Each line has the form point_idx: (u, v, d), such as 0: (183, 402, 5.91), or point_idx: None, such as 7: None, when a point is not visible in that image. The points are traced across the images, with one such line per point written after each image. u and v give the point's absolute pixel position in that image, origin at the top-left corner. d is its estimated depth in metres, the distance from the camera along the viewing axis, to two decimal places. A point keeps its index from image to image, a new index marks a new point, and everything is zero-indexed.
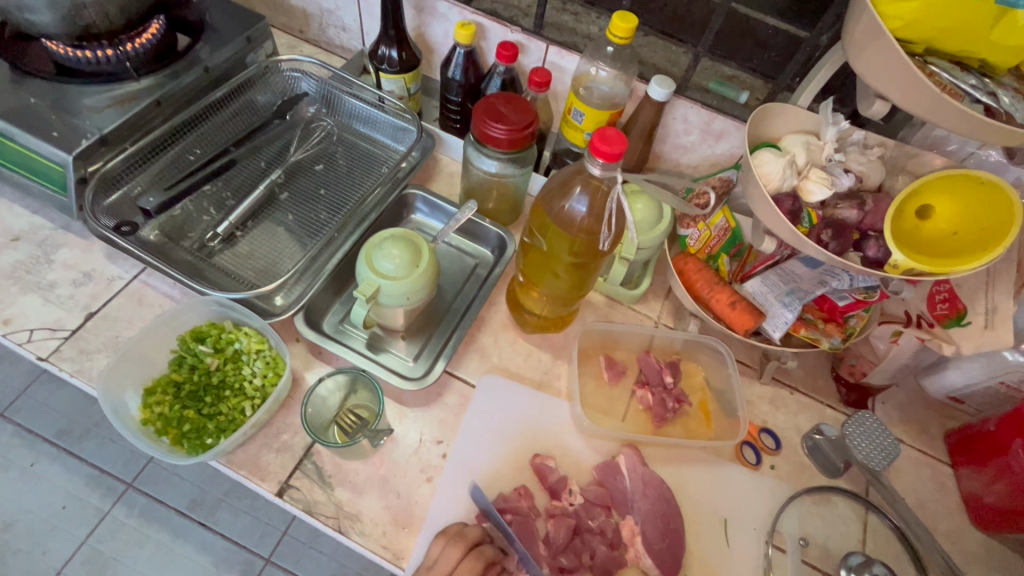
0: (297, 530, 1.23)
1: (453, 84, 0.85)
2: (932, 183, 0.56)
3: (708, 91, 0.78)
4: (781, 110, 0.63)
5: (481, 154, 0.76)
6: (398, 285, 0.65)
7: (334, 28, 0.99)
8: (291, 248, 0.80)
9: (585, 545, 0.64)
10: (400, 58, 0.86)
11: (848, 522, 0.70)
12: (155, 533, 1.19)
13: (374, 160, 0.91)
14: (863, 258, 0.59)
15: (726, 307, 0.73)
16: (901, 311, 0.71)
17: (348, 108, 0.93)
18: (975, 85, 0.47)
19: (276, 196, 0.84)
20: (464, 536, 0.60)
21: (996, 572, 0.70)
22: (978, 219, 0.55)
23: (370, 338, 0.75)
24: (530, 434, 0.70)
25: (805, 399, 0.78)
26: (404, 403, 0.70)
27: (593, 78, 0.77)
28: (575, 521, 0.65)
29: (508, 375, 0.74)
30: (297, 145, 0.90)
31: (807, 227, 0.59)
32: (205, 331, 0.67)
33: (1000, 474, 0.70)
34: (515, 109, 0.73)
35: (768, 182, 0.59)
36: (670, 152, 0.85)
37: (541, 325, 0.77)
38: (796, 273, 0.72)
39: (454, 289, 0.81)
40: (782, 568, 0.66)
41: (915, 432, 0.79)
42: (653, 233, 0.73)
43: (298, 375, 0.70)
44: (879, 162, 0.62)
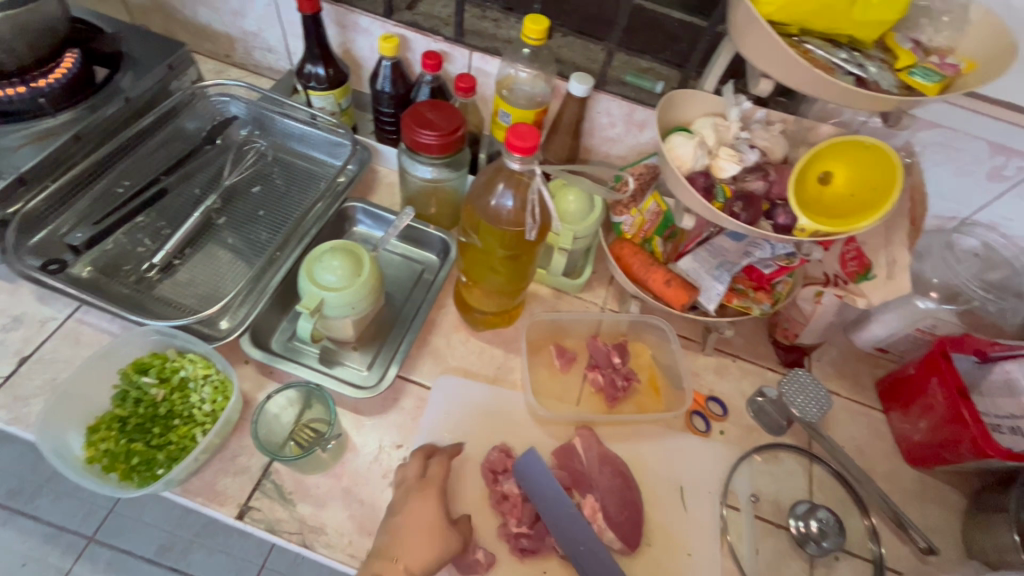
0: (276, 561, 1.21)
1: (383, 97, 0.87)
2: (829, 152, 0.62)
3: (625, 84, 0.83)
4: (690, 95, 0.68)
5: (415, 162, 0.78)
6: (341, 296, 0.66)
7: (260, 51, 0.99)
8: (234, 272, 0.80)
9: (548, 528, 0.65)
10: (328, 75, 0.86)
11: (794, 475, 0.75)
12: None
13: (313, 177, 0.92)
14: (774, 225, 0.63)
15: (662, 285, 0.77)
16: (820, 273, 0.75)
17: (281, 128, 0.93)
18: (846, 59, 0.52)
19: (213, 221, 0.84)
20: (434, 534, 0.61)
21: (932, 503, 0.76)
22: (870, 181, 0.60)
23: (322, 352, 0.75)
24: (488, 428, 0.72)
25: (747, 364, 0.83)
26: (361, 412, 0.71)
27: (515, 80, 0.79)
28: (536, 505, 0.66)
29: (463, 374, 0.76)
30: (230, 168, 0.89)
31: (721, 202, 0.62)
32: (147, 362, 0.66)
33: (924, 413, 0.76)
34: (443, 115, 0.74)
35: (682, 164, 0.63)
36: (599, 145, 0.89)
37: (490, 320, 0.79)
38: (724, 247, 0.77)
39: (402, 295, 0.82)
40: (737, 526, 0.70)
41: (849, 384, 0.85)
42: (586, 223, 0.76)
43: (250, 397, 0.69)
44: (782, 136, 0.67)
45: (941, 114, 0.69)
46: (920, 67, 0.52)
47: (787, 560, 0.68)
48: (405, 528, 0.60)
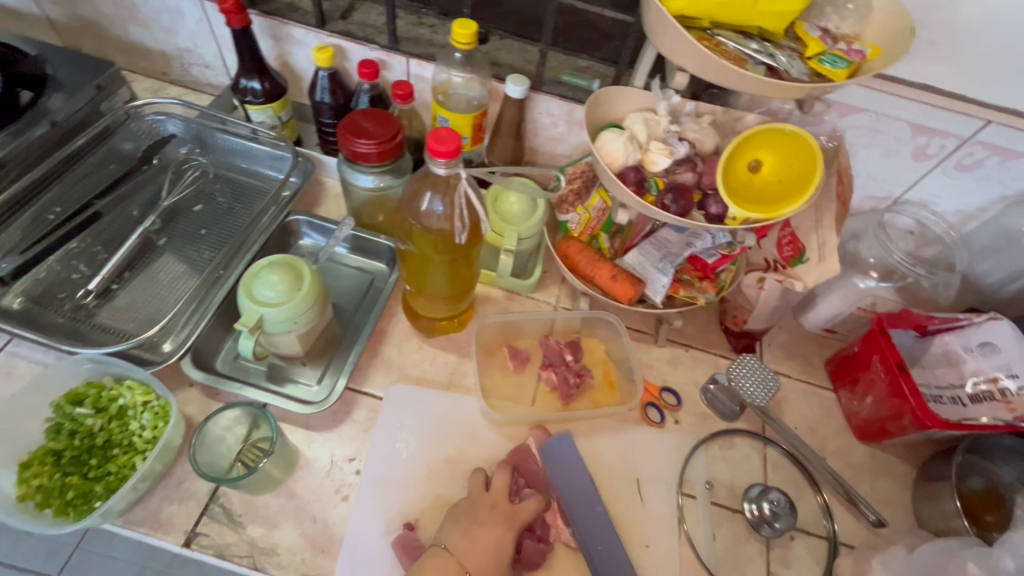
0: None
1: (324, 107, 0.86)
2: (755, 139, 0.63)
3: (563, 83, 0.83)
4: (619, 91, 0.68)
5: (355, 171, 0.77)
6: (281, 311, 0.65)
7: (197, 67, 0.98)
8: (175, 294, 0.78)
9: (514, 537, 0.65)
10: (265, 88, 0.85)
11: (749, 458, 0.76)
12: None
13: (256, 193, 0.90)
14: (706, 215, 0.64)
15: (608, 280, 0.78)
16: (761, 259, 0.77)
17: (222, 144, 0.91)
18: (757, 49, 0.54)
19: (153, 243, 0.82)
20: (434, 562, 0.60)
21: (882, 477, 0.78)
22: (795, 166, 0.62)
23: (269, 369, 0.74)
24: (443, 434, 0.72)
25: (699, 352, 0.84)
26: (311, 428, 0.70)
27: (452, 86, 0.80)
28: None
29: (416, 382, 0.75)
30: (169, 188, 0.87)
31: (654, 194, 0.64)
32: (82, 393, 0.64)
33: (869, 389, 0.78)
34: (378, 123, 0.74)
35: (613, 159, 0.64)
36: (544, 145, 0.90)
37: (442, 326, 0.78)
38: (667, 240, 0.78)
39: (352, 307, 0.82)
40: (694, 514, 0.71)
41: (800, 365, 0.87)
42: (529, 223, 0.77)
43: (194, 421, 0.68)
44: (711, 127, 0.68)
45: (863, 98, 0.71)
46: (829, 54, 0.54)
47: (744, 543, 0.70)
48: (476, 538, 0.60)
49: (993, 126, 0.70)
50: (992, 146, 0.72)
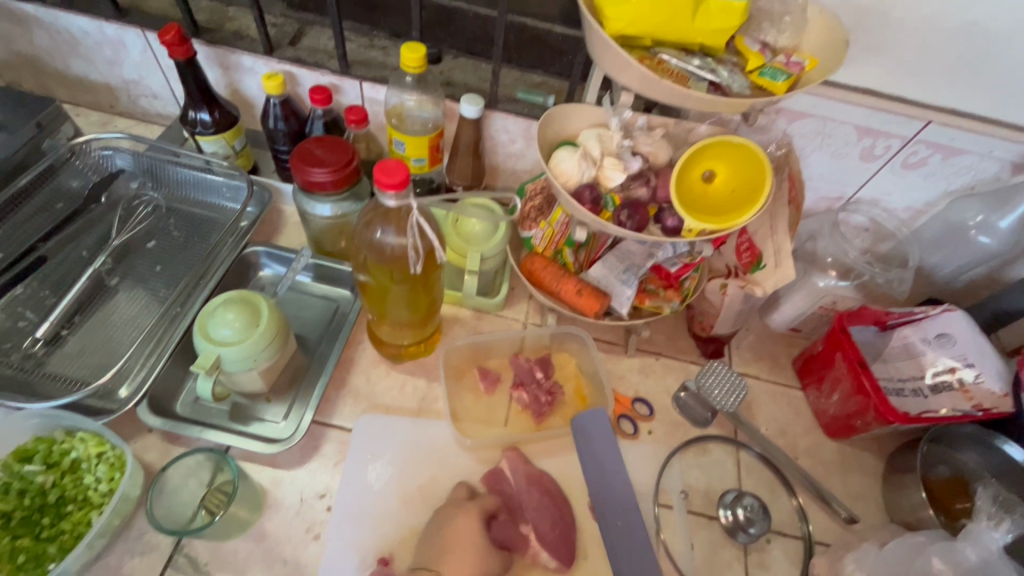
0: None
1: (278, 135, 0.85)
2: (708, 150, 0.64)
3: (518, 101, 0.83)
4: (572, 109, 0.68)
5: (312, 201, 0.76)
6: (239, 350, 0.64)
7: (145, 98, 0.95)
8: (129, 336, 0.75)
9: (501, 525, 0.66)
10: (214, 119, 0.83)
11: (723, 464, 0.77)
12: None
13: (213, 225, 0.88)
14: (663, 228, 0.65)
15: (574, 296, 0.78)
16: (723, 265, 0.78)
17: (174, 177, 0.88)
18: (700, 65, 0.55)
19: (104, 284, 0.79)
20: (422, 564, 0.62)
21: (853, 472, 0.79)
22: (746, 176, 0.63)
23: (232, 409, 0.72)
24: (415, 463, 0.70)
25: (669, 360, 0.85)
26: (278, 466, 0.68)
27: (406, 108, 0.79)
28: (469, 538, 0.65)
29: (385, 410, 0.74)
30: (119, 227, 0.85)
31: (610, 210, 0.65)
32: (32, 449, 0.61)
33: (834, 387, 0.79)
34: (332, 151, 0.73)
35: (568, 178, 0.64)
36: (504, 162, 0.90)
37: (409, 352, 0.77)
38: (630, 251, 0.78)
39: (316, 337, 0.80)
40: (671, 523, 0.71)
41: (768, 366, 0.88)
42: (491, 242, 0.76)
43: (154, 468, 0.66)
44: (664, 140, 0.69)
45: (810, 104, 0.73)
46: (769, 67, 0.55)
47: (721, 551, 0.70)
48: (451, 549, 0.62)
49: (933, 126, 0.72)
50: (934, 144, 0.74)
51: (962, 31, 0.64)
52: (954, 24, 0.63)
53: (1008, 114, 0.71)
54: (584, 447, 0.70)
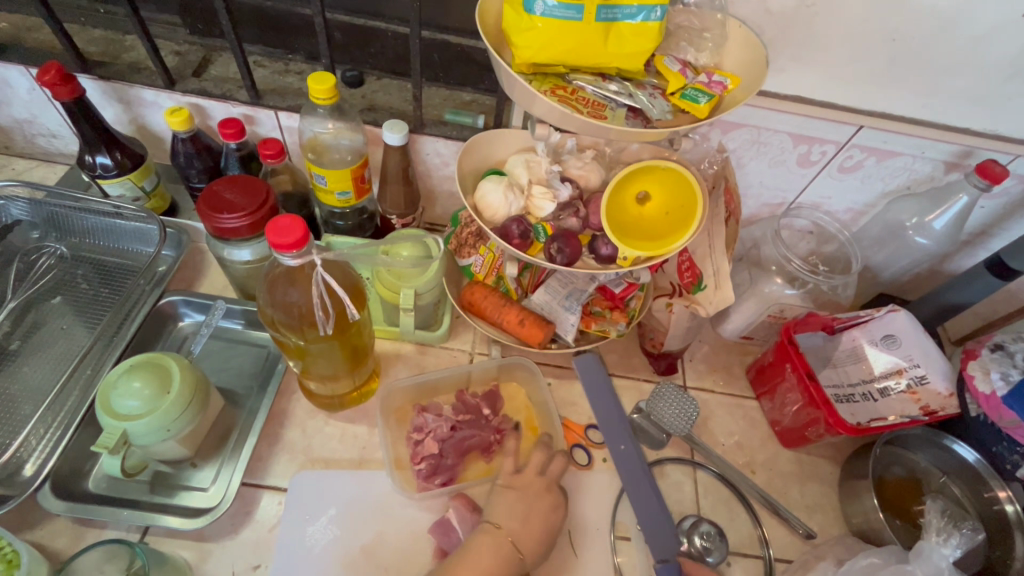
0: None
1: (191, 173, 0.79)
2: (640, 172, 0.61)
3: (446, 123, 0.78)
4: (496, 135, 0.65)
5: (229, 247, 0.70)
6: (148, 422, 0.58)
7: (43, 137, 0.87)
8: (33, 407, 0.69)
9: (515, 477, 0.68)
10: (116, 160, 0.76)
11: (680, 486, 0.75)
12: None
13: (127, 274, 0.81)
14: (598, 257, 0.62)
15: (517, 326, 0.74)
16: (667, 282, 0.75)
17: (78, 224, 0.81)
18: (617, 91, 0.51)
19: (4, 350, 0.73)
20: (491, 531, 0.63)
21: (810, 482, 0.78)
22: (679, 198, 0.60)
23: (152, 479, 0.66)
24: (357, 520, 0.66)
25: (622, 380, 0.83)
26: (205, 539, 0.63)
27: (325, 138, 0.74)
28: None
29: (324, 464, 0.70)
30: (18, 284, 0.77)
31: (543, 241, 0.61)
32: None
33: (786, 398, 0.78)
34: (243, 192, 0.68)
35: (495, 211, 0.61)
36: (440, 185, 0.85)
37: (348, 400, 0.73)
38: (571, 274, 0.75)
39: (246, 389, 0.75)
40: (630, 557, 0.69)
41: (722, 377, 0.87)
42: (424, 277, 0.71)
43: (64, 555, 0.60)
44: (595, 161, 0.66)
45: (742, 114, 0.71)
46: (689, 88, 0.52)
47: None
48: (506, 501, 0.65)
49: (866, 130, 0.71)
50: (868, 148, 0.74)
51: (886, 36, 0.62)
52: (876, 30, 0.62)
53: (938, 116, 0.70)
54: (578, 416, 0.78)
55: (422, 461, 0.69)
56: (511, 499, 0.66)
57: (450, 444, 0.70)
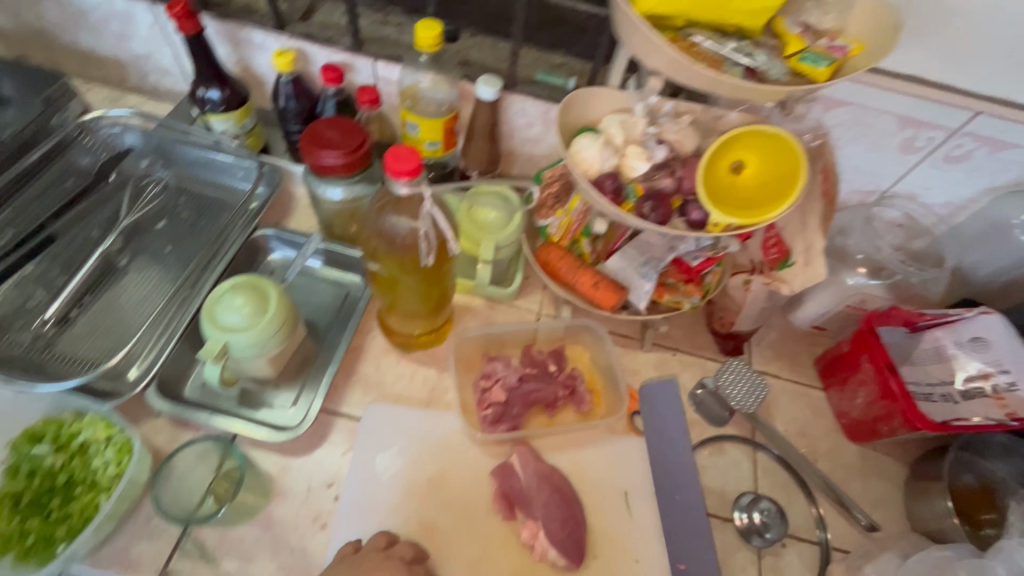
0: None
1: (289, 114, 0.82)
2: (737, 141, 0.60)
3: (537, 83, 0.79)
4: (595, 93, 0.65)
5: (323, 184, 0.74)
6: (248, 337, 0.62)
7: (155, 73, 0.93)
8: (139, 317, 0.74)
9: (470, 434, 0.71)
10: (224, 96, 0.81)
11: (739, 465, 0.74)
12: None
13: (224, 207, 0.86)
14: (688, 222, 0.62)
15: (591, 288, 0.75)
16: (746, 260, 0.74)
17: (184, 156, 0.86)
18: (735, 48, 0.51)
19: (114, 265, 0.78)
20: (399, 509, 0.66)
21: (873, 477, 0.76)
22: (778, 167, 0.59)
23: (241, 395, 0.71)
24: (423, 455, 0.69)
25: (686, 356, 0.82)
26: (286, 454, 0.68)
27: (420, 89, 0.76)
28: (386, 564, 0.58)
29: (395, 400, 0.73)
30: (129, 206, 0.83)
31: (632, 202, 0.62)
32: (40, 431, 0.61)
33: (858, 389, 0.76)
34: (344, 132, 0.70)
35: (589, 167, 0.61)
36: (521, 146, 0.86)
37: (420, 341, 0.76)
38: (650, 243, 0.74)
39: (327, 323, 0.79)
40: (683, 524, 0.69)
41: (788, 365, 0.85)
42: (506, 231, 0.73)
43: (162, 451, 0.65)
44: (691, 127, 0.65)
45: (848, 91, 0.68)
46: (810, 52, 0.51)
47: (735, 555, 0.68)
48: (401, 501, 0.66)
49: (983, 117, 0.67)
50: (980, 137, 0.70)
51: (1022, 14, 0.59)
52: (1013, 7, 0.58)
53: None
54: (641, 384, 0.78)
55: (488, 407, 0.72)
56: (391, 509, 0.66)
57: (517, 395, 0.72)
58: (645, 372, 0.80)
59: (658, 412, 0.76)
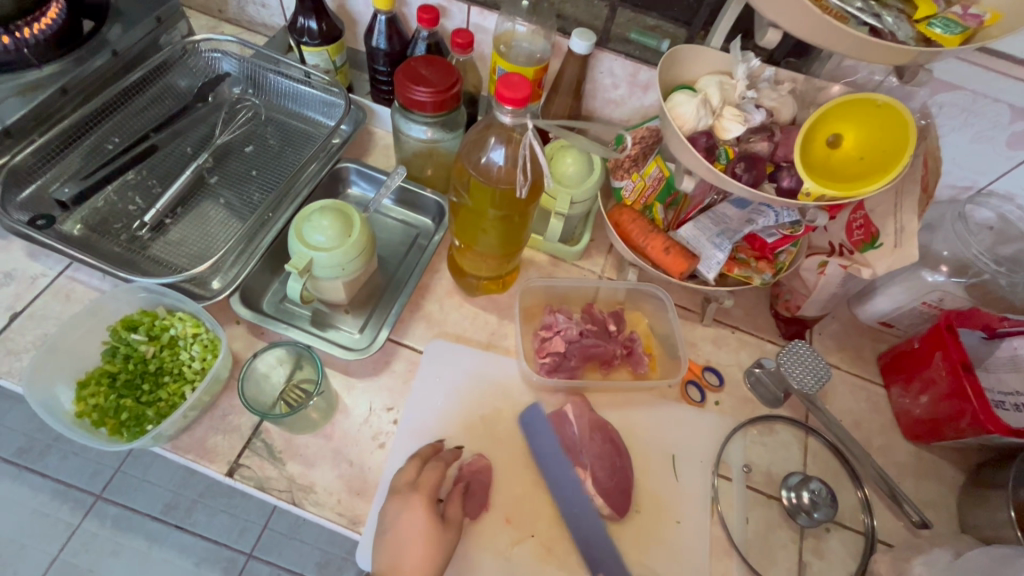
0: (269, 540, 1.24)
1: (379, 54, 0.83)
2: (836, 112, 0.58)
3: (630, 42, 0.77)
4: (695, 52, 0.65)
5: (408, 121, 0.75)
6: (331, 256, 0.65)
7: (253, 5, 0.95)
8: (226, 231, 0.78)
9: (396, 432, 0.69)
10: (321, 29, 0.82)
11: (789, 446, 0.74)
12: (117, 570, 1.16)
13: (307, 139, 0.88)
14: (777, 188, 0.61)
15: (661, 253, 0.74)
16: (825, 242, 0.74)
17: (275, 87, 0.89)
18: (861, 8, 0.49)
19: (204, 181, 0.82)
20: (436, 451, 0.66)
21: (927, 478, 0.75)
22: (881, 142, 0.57)
23: (314, 314, 0.74)
24: (479, 393, 0.71)
25: (745, 336, 0.81)
26: (351, 374, 0.70)
27: (514, 36, 0.76)
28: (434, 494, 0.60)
29: (456, 338, 0.75)
30: (223, 128, 0.87)
31: (723, 163, 0.61)
32: (137, 320, 0.66)
33: (925, 387, 0.74)
34: (437, 71, 0.72)
35: (684, 123, 0.61)
36: (602, 108, 0.86)
37: (486, 286, 0.78)
38: (726, 215, 0.74)
39: (396, 259, 0.81)
40: (728, 495, 0.70)
41: (850, 357, 0.83)
42: (585, 186, 0.74)
43: (240, 356, 0.69)
44: (791, 95, 0.64)
45: (962, 74, 0.65)
46: (940, 18, 0.49)
47: (777, 531, 0.68)
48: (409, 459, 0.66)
49: None
50: None
51: None
52: None
53: None
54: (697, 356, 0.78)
55: (546, 356, 0.73)
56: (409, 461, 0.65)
57: (577, 347, 0.73)
58: (703, 345, 0.80)
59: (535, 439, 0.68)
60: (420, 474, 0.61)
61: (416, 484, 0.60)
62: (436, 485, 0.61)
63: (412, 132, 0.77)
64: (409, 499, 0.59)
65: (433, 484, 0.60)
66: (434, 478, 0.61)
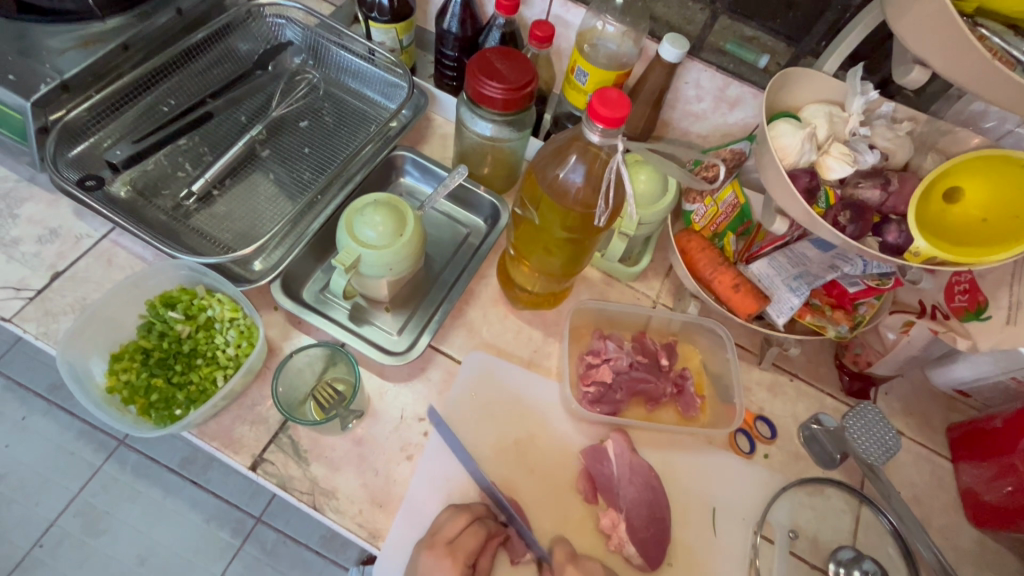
0: (278, 507, 1.24)
1: (449, 37, 0.78)
2: (961, 168, 0.52)
3: (725, 54, 0.69)
4: (808, 76, 0.58)
5: (474, 115, 0.70)
6: (380, 256, 0.61)
7: None
8: (273, 210, 0.75)
9: (397, 468, 0.63)
10: (392, 5, 0.77)
11: (841, 514, 0.68)
12: (131, 516, 1.18)
13: (364, 119, 0.84)
14: (882, 244, 0.55)
15: (729, 289, 0.69)
16: (915, 300, 0.68)
17: (337, 61, 0.85)
18: None
19: (256, 153, 0.78)
20: (469, 509, 0.59)
21: (987, 569, 0.68)
22: (1011, 206, 0.50)
23: (352, 309, 0.71)
24: (515, 414, 0.67)
25: (804, 386, 0.75)
26: (385, 377, 0.67)
27: (599, 35, 0.70)
28: (454, 540, 0.57)
29: (497, 352, 0.71)
30: (279, 99, 0.83)
31: (823, 207, 0.55)
32: (175, 297, 0.63)
33: (1002, 472, 0.67)
34: (513, 66, 0.66)
35: (785, 157, 0.55)
36: (680, 120, 0.78)
37: (531, 301, 0.73)
38: (806, 256, 0.66)
39: (442, 258, 0.77)
40: (769, 558, 0.65)
41: (917, 424, 0.76)
42: (654, 208, 0.68)
43: (275, 346, 0.67)
44: (908, 137, 0.57)
45: None
46: None
47: None
48: (441, 488, 0.62)
49: None
50: None
51: None
52: None
53: None
54: (750, 402, 0.73)
55: (591, 385, 0.69)
56: (439, 488, 0.62)
57: (624, 380, 0.69)
58: (758, 392, 0.74)
59: (531, 499, 0.63)
60: (449, 519, 0.58)
61: (453, 545, 0.56)
62: (468, 537, 0.57)
63: (478, 129, 0.71)
64: (435, 548, 0.56)
65: (471, 543, 0.56)
66: (475, 541, 0.56)
